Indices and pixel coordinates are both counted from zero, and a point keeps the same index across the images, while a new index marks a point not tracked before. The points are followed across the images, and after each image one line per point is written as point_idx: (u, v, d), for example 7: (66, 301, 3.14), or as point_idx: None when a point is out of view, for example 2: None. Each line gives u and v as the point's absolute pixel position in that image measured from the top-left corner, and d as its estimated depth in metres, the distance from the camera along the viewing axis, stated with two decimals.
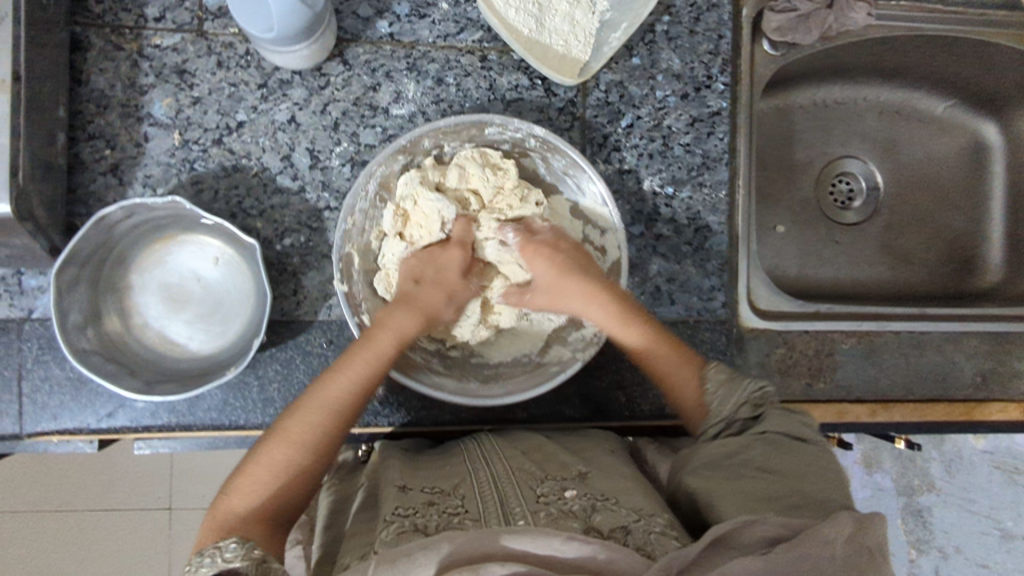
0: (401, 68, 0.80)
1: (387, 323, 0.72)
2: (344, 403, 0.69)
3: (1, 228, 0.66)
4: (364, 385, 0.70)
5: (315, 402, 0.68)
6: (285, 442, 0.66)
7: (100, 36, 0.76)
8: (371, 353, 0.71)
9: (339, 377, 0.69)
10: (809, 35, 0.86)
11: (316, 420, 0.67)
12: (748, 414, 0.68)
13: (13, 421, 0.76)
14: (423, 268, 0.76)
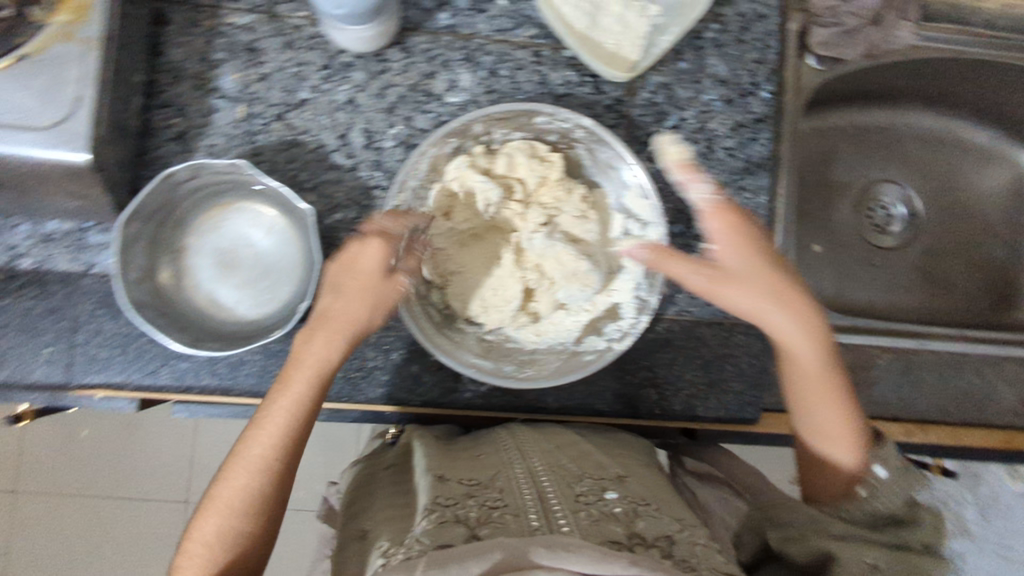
0: (457, 58, 0.84)
1: (311, 349, 0.67)
2: (273, 452, 0.64)
3: (77, 176, 0.70)
4: (290, 422, 0.65)
5: (242, 460, 0.64)
6: (242, 469, 0.63)
7: (181, 13, 0.81)
8: (295, 389, 0.66)
9: (263, 423, 0.65)
10: (854, 49, 0.90)
11: (242, 478, 0.63)
12: (900, 509, 0.71)
13: (61, 370, 0.77)
14: (337, 280, 0.69)
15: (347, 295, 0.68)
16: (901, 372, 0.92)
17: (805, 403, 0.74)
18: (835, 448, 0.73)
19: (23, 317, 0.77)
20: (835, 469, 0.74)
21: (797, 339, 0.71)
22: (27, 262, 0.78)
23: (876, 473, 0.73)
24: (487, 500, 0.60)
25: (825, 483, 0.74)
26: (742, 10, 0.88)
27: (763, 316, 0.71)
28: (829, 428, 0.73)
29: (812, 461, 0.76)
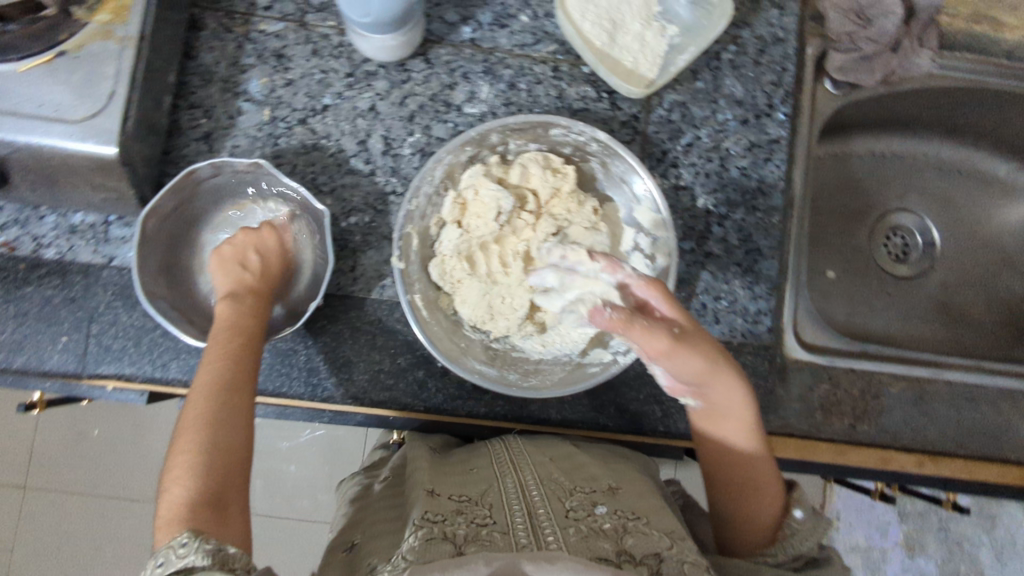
0: (478, 70, 0.86)
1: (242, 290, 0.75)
2: (225, 363, 0.66)
3: (104, 170, 0.72)
4: (232, 337, 0.69)
5: (199, 383, 0.65)
6: (192, 420, 0.62)
7: (214, 18, 0.84)
8: (229, 313, 0.72)
9: (211, 348, 0.68)
10: (872, 76, 0.90)
11: (203, 394, 0.64)
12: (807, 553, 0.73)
13: (76, 361, 0.79)
14: (236, 252, 0.79)
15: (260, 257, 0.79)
16: (913, 403, 0.89)
17: (734, 462, 0.74)
18: (763, 502, 0.74)
19: (43, 306, 0.79)
20: (758, 523, 0.74)
21: (732, 401, 0.71)
22: (51, 252, 0.80)
23: (795, 517, 0.74)
24: (476, 517, 0.59)
25: (747, 536, 0.74)
26: (760, 33, 0.90)
27: (710, 381, 0.70)
28: (759, 484, 0.74)
29: (735, 521, 0.75)
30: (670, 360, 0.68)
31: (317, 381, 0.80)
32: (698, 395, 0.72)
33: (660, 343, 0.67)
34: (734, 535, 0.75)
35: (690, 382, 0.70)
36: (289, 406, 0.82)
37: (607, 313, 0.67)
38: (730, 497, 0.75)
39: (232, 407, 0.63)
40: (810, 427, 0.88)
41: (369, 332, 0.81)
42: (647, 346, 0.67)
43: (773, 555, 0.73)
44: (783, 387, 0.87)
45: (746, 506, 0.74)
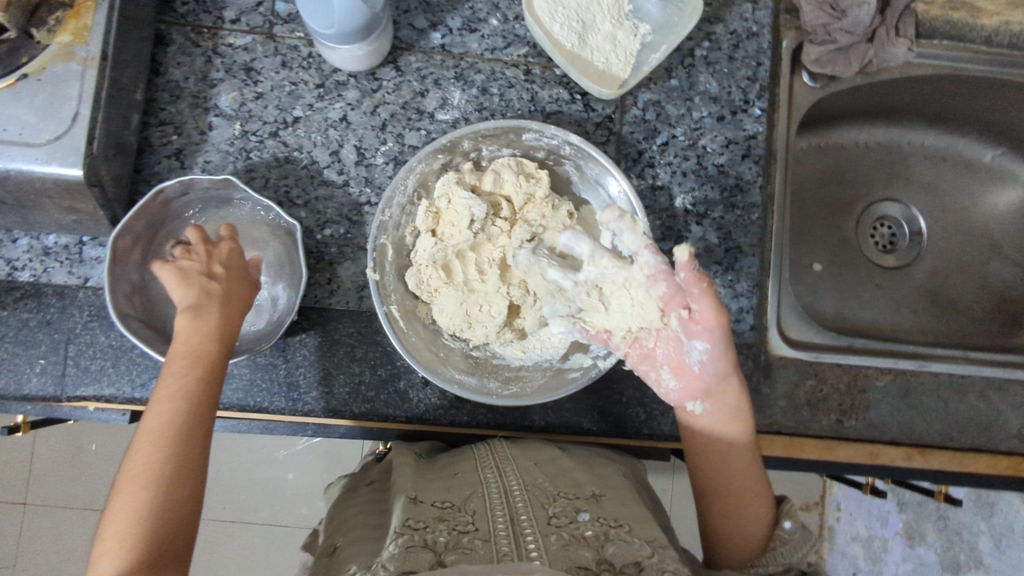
0: (449, 76, 0.85)
1: (202, 309, 0.68)
2: (184, 412, 0.62)
3: (72, 191, 0.71)
4: (194, 380, 0.64)
5: (150, 429, 0.60)
6: (140, 466, 0.58)
7: (181, 33, 0.83)
8: (194, 343, 0.66)
9: (168, 390, 0.63)
10: (849, 67, 0.89)
11: (153, 446, 0.59)
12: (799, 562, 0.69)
13: (55, 383, 0.78)
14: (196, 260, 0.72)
15: (222, 268, 0.72)
16: (900, 396, 0.89)
17: (730, 470, 0.72)
18: (753, 513, 0.71)
19: (20, 329, 0.78)
20: (750, 534, 0.71)
21: (738, 405, 0.72)
22: (26, 274, 0.79)
23: (783, 527, 0.71)
24: (458, 525, 0.58)
25: (737, 549, 0.71)
26: (733, 28, 0.89)
27: (727, 378, 0.71)
28: (750, 492, 0.72)
29: (726, 531, 0.72)
30: (716, 340, 0.67)
31: (297, 396, 0.80)
32: (710, 394, 0.71)
33: (721, 318, 0.65)
34: (723, 547, 0.71)
35: (713, 375, 0.70)
36: (272, 421, 0.81)
37: (695, 267, 0.64)
38: (723, 505, 0.72)
39: (184, 465, 0.59)
40: (797, 423, 0.87)
41: (348, 344, 0.81)
42: (705, 320, 0.66)
43: (765, 564, 0.69)
44: (768, 385, 0.87)
45: (737, 515, 0.72)
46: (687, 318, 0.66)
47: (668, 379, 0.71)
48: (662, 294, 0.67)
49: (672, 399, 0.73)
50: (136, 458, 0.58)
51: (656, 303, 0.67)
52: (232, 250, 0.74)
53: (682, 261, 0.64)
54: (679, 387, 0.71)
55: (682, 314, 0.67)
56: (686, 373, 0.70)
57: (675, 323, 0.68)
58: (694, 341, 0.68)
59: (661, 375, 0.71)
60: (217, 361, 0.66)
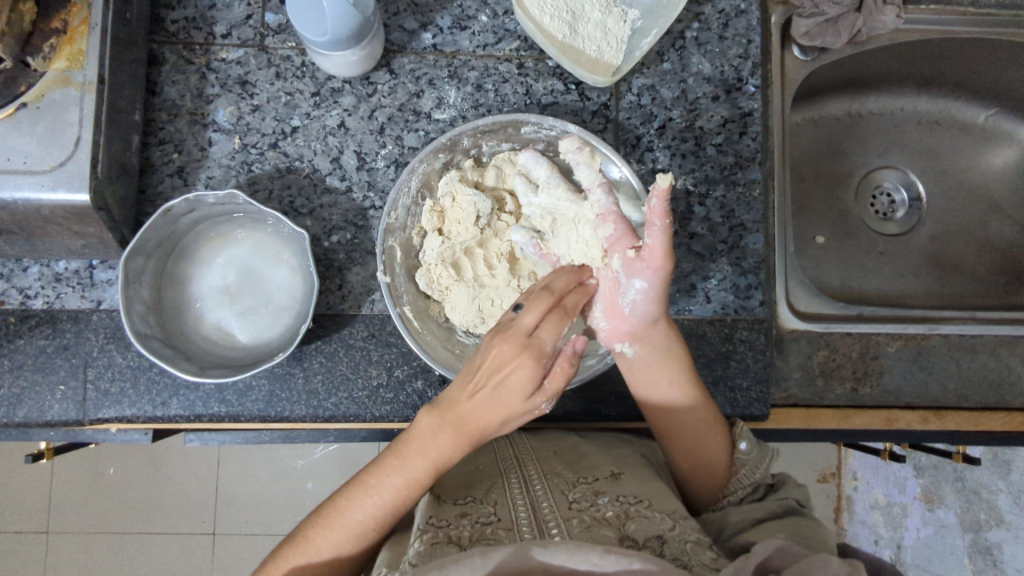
0: (443, 76, 0.86)
1: (419, 451, 0.63)
2: (343, 555, 0.63)
3: (80, 216, 0.72)
4: (373, 527, 0.63)
5: (315, 543, 0.62)
6: (341, 520, 0.63)
7: (174, 52, 0.83)
8: (391, 488, 0.63)
9: (347, 519, 0.63)
10: (839, 38, 0.90)
11: (310, 563, 0.62)
12: (763, 476, 0.73)
13: (76, 408, 0.79)
14: (483, 371, 0.61)
15: (487, 404, 0.61)
16: (912, 359, 0.89)
17: (682, 417, 0.72)
18: (713, 451, 0.73)
19: (38, 356, 0.79)
20: (715, 465, 0.74)
21: (665, 346, 0.71)
22: (39, 302, 0.80)
23: (739, 449, 0.75)
24: (480, 517, 0.59)
25: (702, 487, 0.75)
26: (721, 7, 0.89)
27: (655, 323, 0.69)
28: (707, 428, 0.73)
29: (695, 469, 0.74)
30: (654, 286, 0.65)
31: (317, 404, 0.80)
32: (638, 337, 0.70)
33: (663, 263, 0.62)
34: (691, 485, 0.75)
35: (642, 320, 0.68)
36: (293, 428, 0.82)
37: (663, 207, 0.57)
38: (686, 445, 0.73)
39: (340, 557, 0.63)
40: (812, 395, 0.88)
41: (362, 348, 0.81)
42: (649, 259, 0.63)
43: (734, 493, 0.72)
44: (781, 359, 0.88)
45: (700, 452, 0.73)
46: (631, 256, 0.65)
47: (600, 317, 0.70)
48: (608, 235, 0.67)
49: (603, 339, 0.72)
50: (343, 507, 0.63)
51: (603, 240, 0.67)
52: (529, 399, 0.61)
53: (660, 191, 0.56)
54: (607, 327, 0.70)
55: (627, 253, 0.65)
56: (617, 314, 0.69)
57: (617, 262, 0.66)
58: (632, 281, 0.65)
59: (593, 313, 0.71)
60: (402, 507, 0.64)
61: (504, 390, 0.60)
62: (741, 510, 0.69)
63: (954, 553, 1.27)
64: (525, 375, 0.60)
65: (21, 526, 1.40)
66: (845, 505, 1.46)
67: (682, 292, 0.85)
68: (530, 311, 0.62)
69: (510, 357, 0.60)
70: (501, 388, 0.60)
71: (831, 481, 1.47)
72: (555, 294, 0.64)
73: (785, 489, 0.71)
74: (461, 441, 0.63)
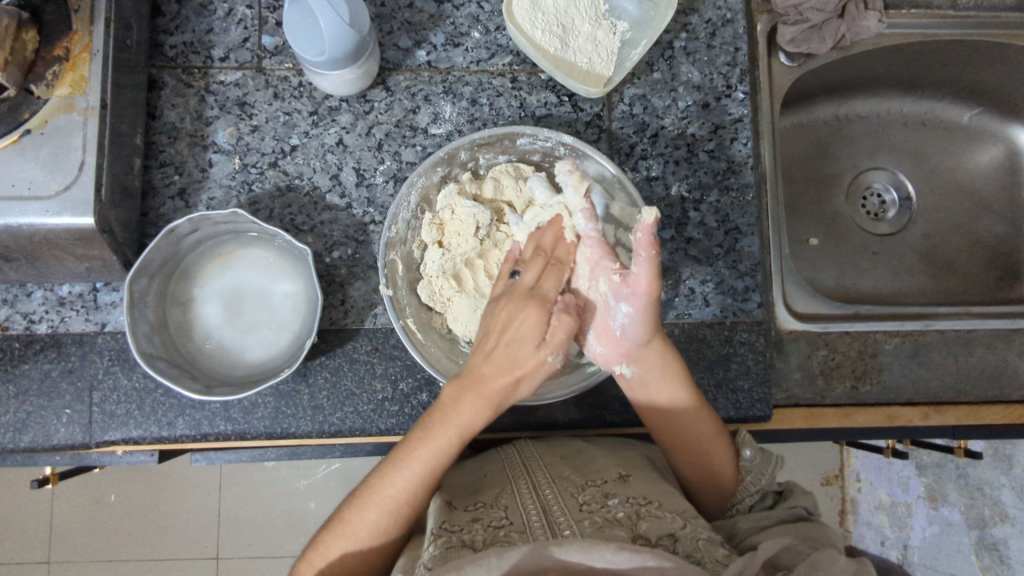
0: (438, 91, 0.87)
1: (443, 421, 0.63)
2: (379, 534, 0.63)
3: (84, 239, 0.73)
4: (406, 502, 0.63)
5: (354, 524, 0.62)
6: (373, 501, 0.63)
7: (173, 76, 0.85)
8: (421, 460, 0.63)
9: (380, 497, 0.63)
10: (824, 43, 0.92)
11: (350, 546, 0.62)
12: (772, 482, 0.72)
13: (82, 431, 0.79)
14: (492, 331, 0.64)
15: (503, 361, 0.63)
16: (910, 356, 0.90)
17: (685, 424, 0.73)
18: (719, 459, 0.73)
19: (43, 381, 0.79)
20: (721, 474, 0.74)
21: (664, 366, 0.71)
22: (44, 326, 0.80)
23: (744, 456, 0.74)
24: (492, 521, 0.60)
25: (712, 495, 0.75)
26: (708, 17, 0.91)
27: (650, 343, 0.70)
28: (707, 439, 0.73)
29: (698, 478, 0.75)
30: (643, 310, 0.66)
31: (324, 419, 0.81)
32: (633, 358, 0.71)
33: (650, 290, 0.64)
34: (701, 494, 0.76)
35: (634, 342, 0.69)
36: (300, 444, 0.82)
37: (648, 239, 0.60)
38: (689, 453, 0.74)
39: (376, 538, 0.63)
40: (813, 394, 0.89)
41: (367, 362, 0.82)
42: (633, 286, 0.65)
43: (743, 501, 0.72)
44: (781, 360, 0.89)
45: (701, 462, 0.74)
46: (616, 281, 0.67)
47: (595, 342, 0.72)
48: (589, 258, 0.70)
49: (602, 364, 0.73)
50: (371, 490, 0.63)
51: (586, 263, 0.70)
52: (540, 349, 0.63)
53: (646, 224, 0.59)
54: (604, 351, 0.72)
55: (613, 277, 0.67)
56: (610, 338, 0.71)
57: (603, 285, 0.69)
58: (620, 305, 0.67)
59: (590, 337, 0.72)
60: (434, 478, 0.64)
61: (516, 342, 0.63)
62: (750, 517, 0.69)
63: (962, 550, 1.27)
64: (534, 322, 0.63)
65: (24, 557, 1.38)
66: (849, 506, 1.46)
67: (682, 297, 0.87)
68: (529, 273, 0.67)
69: (518, 310, 0.64)
70: (513, 339, 0.63)
71: (834, 483, 1.47)
72: (547, 253, 0.69)
73: (794, 496, 0.69)
74: (483, 401, 0.63)
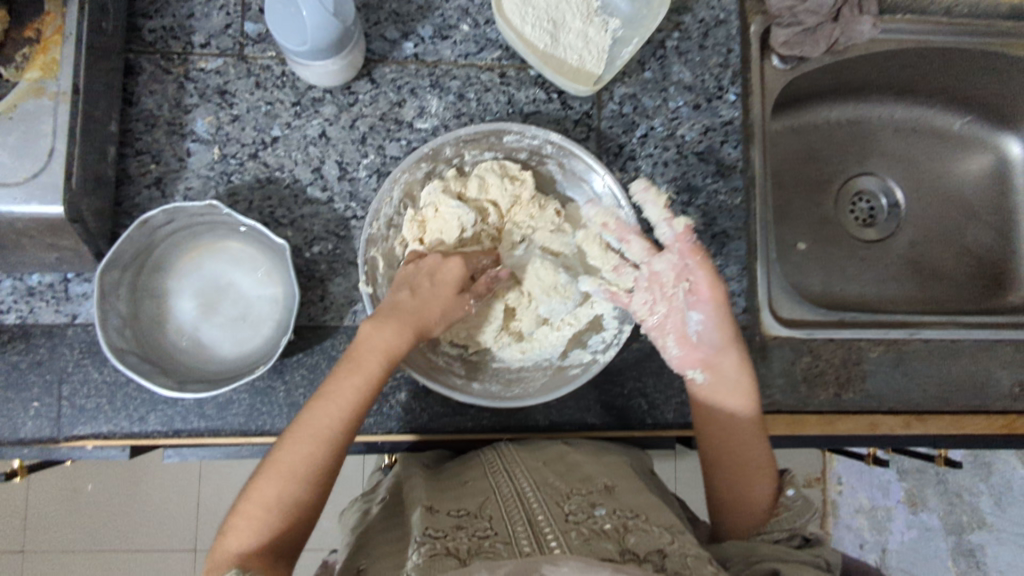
0: (425, 85, 0.85)
1: (370, 351, 0.64)
2: (316, 465, 0.60)
3: (53, 229, 0.70)
4: (339, 429, 0.61)
5: (288, 456, 0.59)
6: (306, 433, 0.60)
7: (151, 62, 0.82)
8: (350, 388, 0.63)
9: (310, 429, 0.61)
10: (817, 47, 0.90)
11: (286, 480, 0.58)
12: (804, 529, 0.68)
13: (50, 425, 0.77)
14: (416, 275, 0.69)
15: (425, 297, 0.68)
16: (894, 364, 0.90)
17: (737, 435, 0.72)
18: (759, 480, 0.71)
19: (10, 372, 0.77)
20: (754, 499, 0.70)
21: (740, 372, 0.73)
22: (11, 317, 0.78)
23: (787, 494, 0.70)
24: (477, 530, 0.59)
25: (740, 521, 0.70)
26: (701, 17, 0.90)
27: (726, 349, 0.73)
28: (757, 464, 0.71)
29: (729, 503, 0.72)
30: (714, 312, 0.72)
31: (299, 417, 0.79)
32: (708, 364, 0.73)
33: (717, 288, 0.71)
34: (728, 521, 0.71)
35: (712, 346, 0.73)
36: (275, 443, 0.80)
37: (691, 238, 0.70)
38: (734, 467, 0.72)
39: (314, 471, 0.59)
40: (796, 401, 0.88)
41: None
42: (706, 288, 0.71)
43: (768, 531, 0.68)
44: (766, 366, 0.88)
45: (740, 487, 0.71)
46: (689, 288, 0.72)
47: (672, 346, 0.75)
48: (671, 263, 0.72)
49: (674, 367, 0.76)
50: (303, 423, 0.61)
51: (670, 270, 0.72)
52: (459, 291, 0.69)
53: (680, 234, 0.71)
54: (678, 355, 0.74)
55: (690, 283, 0.71)
56: (688, 342, 0.74)
57: (676, 292, 0.73)
58: (696, 307, 0.72)
59: (665, 342, 0.75)
60: (365, 409, 0.64)
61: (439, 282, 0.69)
62: (771, 544, 0.65)
63: (939, 555, 1.29)
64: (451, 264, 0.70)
65: None
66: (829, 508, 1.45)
67: None
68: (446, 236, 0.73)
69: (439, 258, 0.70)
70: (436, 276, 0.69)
71: (815, 486, 1.46)
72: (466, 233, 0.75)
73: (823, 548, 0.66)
74: (406, 330, 0.66)
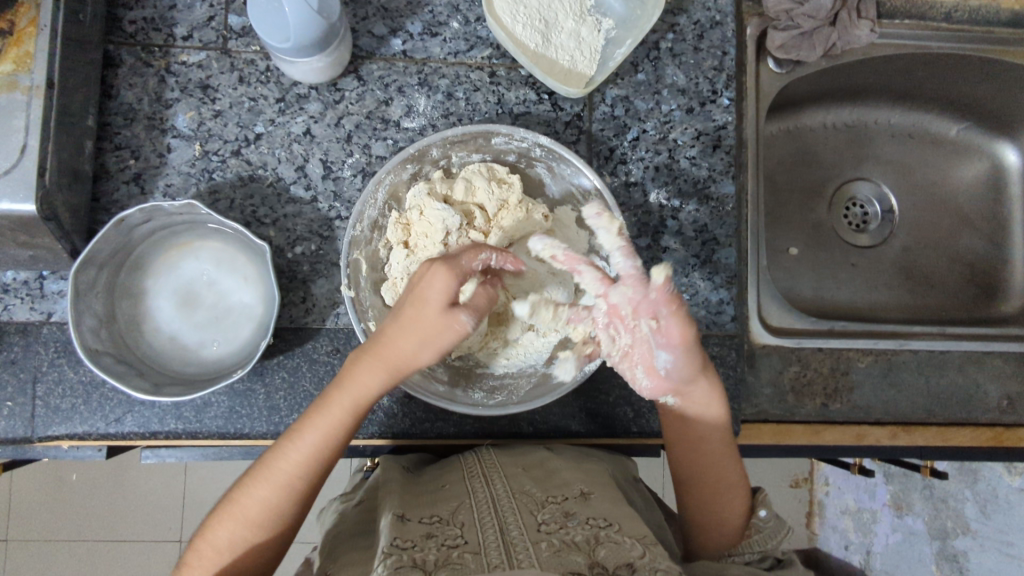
0: (413, 83, 0.83)
1: (342, 394, 0.63)
2: (270, 513, 0.61)
3: (27, 227, 0.69)
4: (302, 476, 0.62)
5: (244, 502, 0.61)
6: (264, 478, 0.61)
7: (131, 54, 0.80)
8: (316, 432, 0.63)
9: (273, 474, 0.61)
10: (814, 52, 0.89)
11: (239, 526, 0.60)
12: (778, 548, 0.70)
13: (24, 424, 0.75)
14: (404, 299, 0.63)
15: (410, 329, 0.61)
16: (881, 375, 0.89)
17: (712, 456, 0.71)
18: (733, 501, 0.71)
19: None
20: (727, 520, 0.71)
21: (712, 396, 0.69)
22: None
23: (758, 514, 0.72)
24: (447, 540, 0.58)
25: (715, 539, 0.71)
26: (696, 18, 0.88)
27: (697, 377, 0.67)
28: (729, 483, 0.71)
29: (702, 521, 0.72)
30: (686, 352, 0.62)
31: (279, 420, 0.78)
32: (682, 391, 0.68)
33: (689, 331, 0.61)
34: (702, 537, 0.72)
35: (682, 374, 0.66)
36: (254, 446, 0.79)
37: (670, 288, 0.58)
38: (706, 487, 0.72)
39: (271, 515, 0.61)
40: (782, 411, 0.87)
41: (327, 363, 0.79)
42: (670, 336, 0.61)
43: (741, 554, 0.70)
44: (752, 375, 0.87)
45: (713, 506, 0.72)
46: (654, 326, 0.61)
47: (642, 377, 0.67)
48: (630, 299, 0.60)
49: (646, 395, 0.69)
50: (265, 467, 0.62)
51: (628, 304, 0.60)
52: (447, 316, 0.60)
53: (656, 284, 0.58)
54: (650, 385, 0.67)
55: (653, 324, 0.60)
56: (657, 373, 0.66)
57: (637, 324, 0.62)
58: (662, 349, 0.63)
59: (634, 373, 0.67)
60: (334, 451, 0.64)
61: (427, 342, 0.61)
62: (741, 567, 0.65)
63: (923, 559, 1.28)
64: (443, 326, 0.60)
65: None
66: (817, 509, 1.49)
67: None
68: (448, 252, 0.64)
69: (428, 278, 0.60)
70: (427, 334, 0.61)
71: (803, 486, 1.50)
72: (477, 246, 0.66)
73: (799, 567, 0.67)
74: (384, 371, 0.63)
